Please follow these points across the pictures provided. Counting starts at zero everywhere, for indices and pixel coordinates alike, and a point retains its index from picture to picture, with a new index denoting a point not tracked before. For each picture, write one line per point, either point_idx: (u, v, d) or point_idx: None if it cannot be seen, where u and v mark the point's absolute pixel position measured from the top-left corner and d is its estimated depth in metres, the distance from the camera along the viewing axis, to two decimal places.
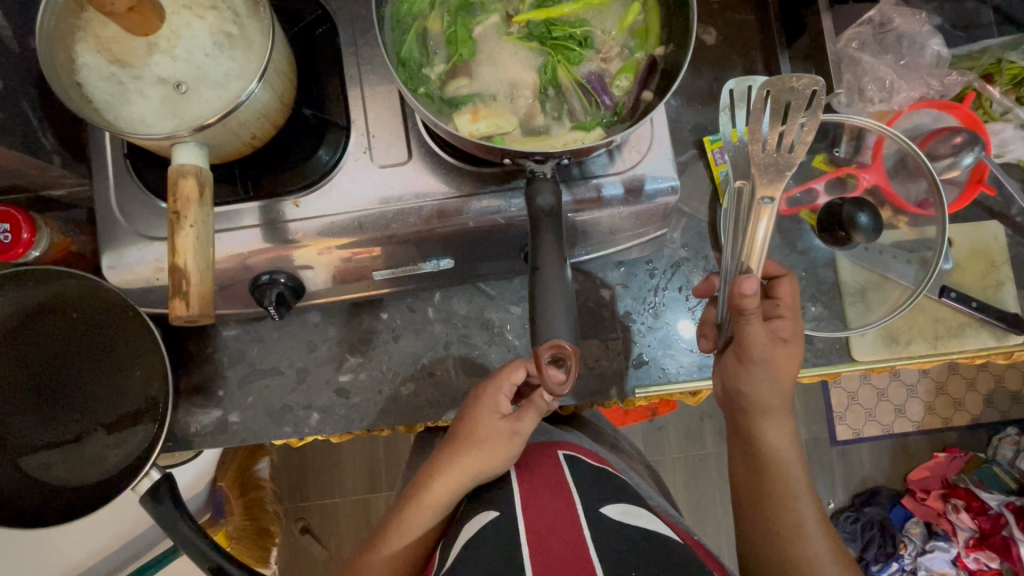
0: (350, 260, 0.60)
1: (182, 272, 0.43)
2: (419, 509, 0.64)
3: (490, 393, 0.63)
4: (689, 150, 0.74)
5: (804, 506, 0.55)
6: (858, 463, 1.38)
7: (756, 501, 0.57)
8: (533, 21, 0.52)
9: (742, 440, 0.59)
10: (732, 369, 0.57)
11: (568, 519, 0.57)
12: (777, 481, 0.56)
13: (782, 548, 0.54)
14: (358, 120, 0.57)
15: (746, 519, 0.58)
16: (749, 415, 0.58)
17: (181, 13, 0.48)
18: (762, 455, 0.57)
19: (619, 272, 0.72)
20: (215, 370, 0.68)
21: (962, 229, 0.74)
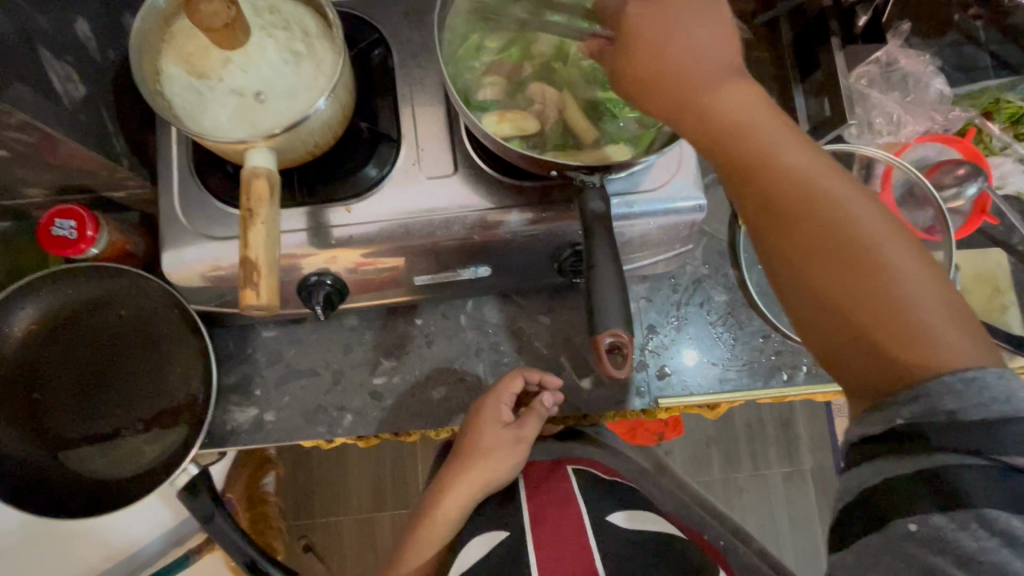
0: (357, 270, 0.63)
1: (253, 264, 0.46)
2: (432, 528, 0.69)
3: (491, 405, 0.66)
4: (710, 174, 0.78)
5: (908, 281, 0.38)
6: None
7: (785, 267, 0.41)
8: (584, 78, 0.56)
9: (721, 143, 0.41)
10: (735, 90, 0.41)
11: (571, 527, 0.69)
12: (862, 242, 0.39)
13: (904, 349, 0.38)
14: (409, 134, 0.61)
15: (855, 355, 0.39)
16: (772, 176, 0.41)
17: (259, 32, 0.53)
18: (831, 223, 0.40)
19: (644, 286, 0.75)
20: (254, 369, 0.70)
21: (966, 256, 0.77)
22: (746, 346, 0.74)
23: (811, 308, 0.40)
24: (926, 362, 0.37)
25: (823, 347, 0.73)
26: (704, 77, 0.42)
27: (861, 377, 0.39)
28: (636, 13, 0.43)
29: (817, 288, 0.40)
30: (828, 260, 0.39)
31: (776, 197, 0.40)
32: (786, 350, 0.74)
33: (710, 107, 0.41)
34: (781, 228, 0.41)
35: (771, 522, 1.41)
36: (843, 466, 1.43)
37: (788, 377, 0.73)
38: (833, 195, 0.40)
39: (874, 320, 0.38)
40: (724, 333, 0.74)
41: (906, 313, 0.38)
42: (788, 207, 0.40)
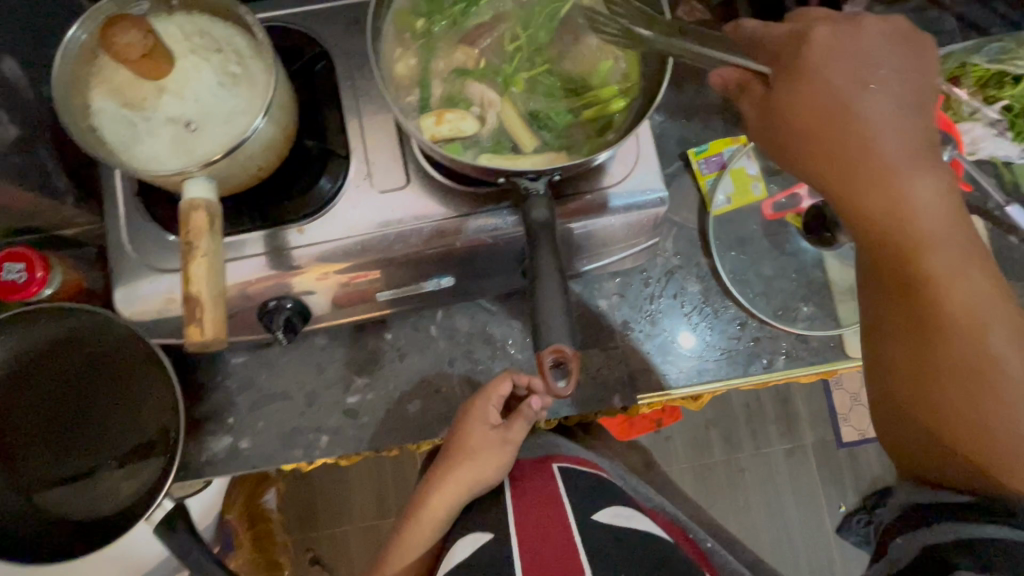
0: (351, 282, 0.62)
1: (195, 301, 0.45)
2: (418, 527, 0.69)
3: (479, 406, 0.65)
4: (675, 162, 0.76)
5: None
6: (866, 464, 1.41)
7: (901, 361, 0.43)
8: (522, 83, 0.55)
9: (892, 247, 0.42)
10: (920, 178, 0.41)
11: (558, 527, 0.64)
12: (995, 370, 0.39)
13: (1008, 475, 0.39)
14: (357, 148, 0.60)
15: (957, 460, 0.41)
16: (931, 282, 0.41)
17: (189, 56, 0.51)
18: (971, 345, 0.40)
19: (615, 282, 0.74)
20: (226, 397, 0.69)
21: None
22: (722, 335, 0.73)
23: (919, 408, 0.42)
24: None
25: (800, 330, 0.72)
26: (887, 169, 0.41)
27: (937, 466, 0.43)
28: (826, 74, 0.42)
29: (932, 392, 0.41)
30: (949, 374, 0.40)
31: (923, 310, 0.41)
32: (763, 336, 0.73)
33: (898, 197, 0.41)
34: (912, 335, 0.42)
35: (774, 501, 1.41)
36: (843, 439, 1.42)
37: (767, 363, 0.72)
38: (978, 321, 0.40)
39: (986, 438, 0.39)
40: (699, 322, 0.73)
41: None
42: (930, 310, 0.41)
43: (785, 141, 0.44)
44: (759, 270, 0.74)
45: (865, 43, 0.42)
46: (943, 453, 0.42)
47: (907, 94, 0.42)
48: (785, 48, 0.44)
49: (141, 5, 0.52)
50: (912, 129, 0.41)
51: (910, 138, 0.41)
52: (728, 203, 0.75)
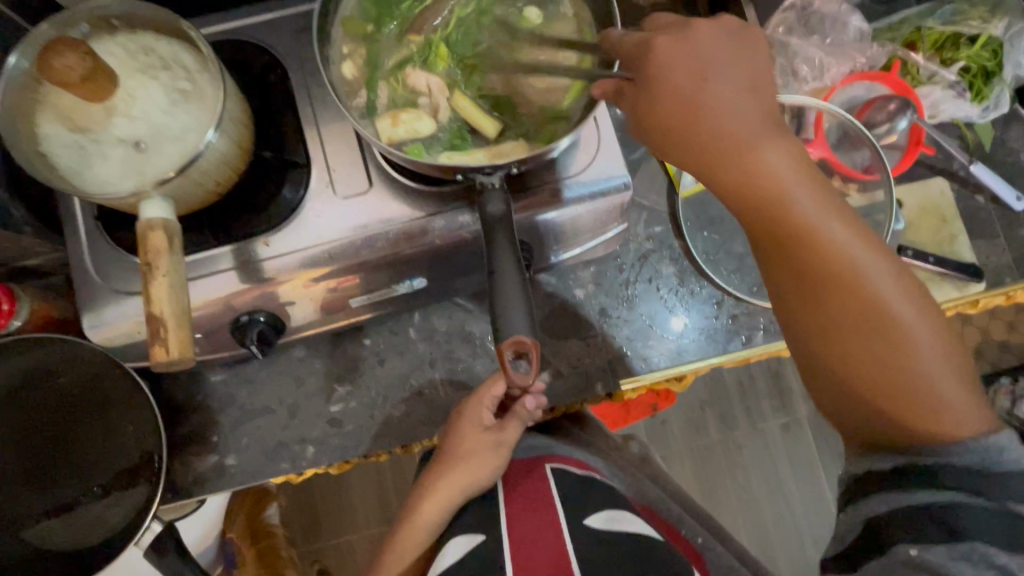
0: (337, 288, 0.61)
1: (159, 320, 0.45)
2: (410, 532, 0.70)
3: (472, 408, 0.65)
4: (641, 147, 0.76)
5: (919, 352, 0.43)
6: None
7: (807, 325, 0.46)
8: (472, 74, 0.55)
9: (774, 216, 0.44)
10: (779, 146, 0.44)
11: (550, 535, 0.65)
12: (876, 310, 0.43)
13: (901, 407, 0.44)
14: (317, 156, 0.59)
15: (851, 408, 0.47)
16: (801, 243, 0.44)
17: (135, 76, 0.51)
18: (864, 296, 0.44)
19: (590, 270, 0.74)
20: (208, 416, 0.69)
21: (908, 190, 0.77)
22: (700, 315, 0.73)
23: (829, 369, 0.46)
24: (931, 410, 0.43)
25: None
26: (743, 144, 0.44)
27: (847, 424, 0.48)
28: (671, 69, 0.44)
29: (822, 343, 0.46)
30: (843, 327, 0.44)
31: (816, 270, 0.44)
32: (741, 313, 0.73)
33: (763, 166, 0.43)
34: (812, 297, 0.45)
35: (774, 476, 1.42)
36: None
37: (745, 339, 0.73)
38: (851, 267, 0.44)
39: (877, 378, 0.44)
40: (676, 305, 0.73)
41: (912, 377, 0.43)
42: (821, 269, 0.44)
43: (666, 134, 0.45)
44: (731, 248, 0.75)
45: (707, 37, 0.44)
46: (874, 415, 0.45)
47: (751, 76, 0.44)
48: (634, 60, 0.45)
49: (80, 28, 0.51)
50: (770, 106, 0.44)
51: (734, 115, 0.43)
52: (696, 183, 0.75)
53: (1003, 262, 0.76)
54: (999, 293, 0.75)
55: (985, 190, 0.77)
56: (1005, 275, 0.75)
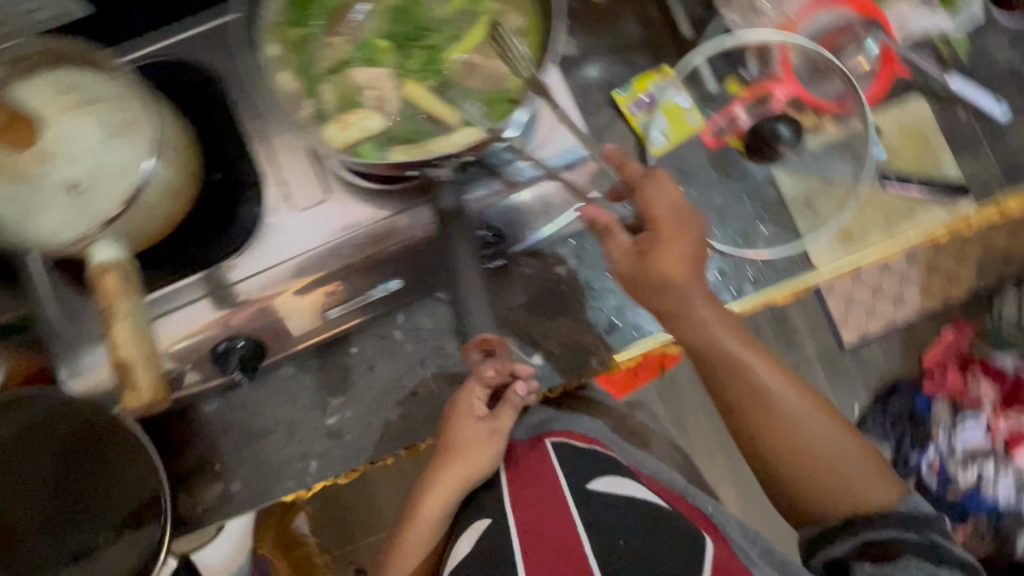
0: (306, 303, 0.60)
1: (128, 366, 0.43)
2: (417, 529, 0.69)
3: (465, 399, 0.64)
4: (605, 110, 0.73)
5: (830, 454, 0.57)
6: (873, 361, 1.45)
7: (749, 436, 0.58)
8: (416, 61, 0.54)
9: (719, 360, 0.56)
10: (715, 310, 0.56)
11: (557, 510, 0.66)
12: (796, 431, 0.57)
13: (824, 497, 0.57)
14: (269, 170, 0.57)
15: (789, 494, 0.59)
16: (739, 377, 0.56)
17: (61, 116, 0.48)
18: (782, 419, 0.56)
19: (569, 245, 0.71)
20: (206, 447, 0.68)
21: (887, 114, 0.73)
22: None
23: (767, 468, 0.59)
24: (852, 495, 0.57)
25: (763, 251, 0.71)
26: (688, 307, 0.55)
27: (788, 505, 0.60)
28: (651, 245, 0.56)
29: (764, 447, 0.58)
30: (771, 439, 0.57)
31: (751, 402, 0.57)
32: (729, 267, 0.71)
33: (707, 331, 0.56)
34: (746, 417, 0.57)
35: None
36: (846, 343, 1.41)
37: (736, 292, 0.71)
38: (775, 403, 0.56)
39: (805, 474, 0.57)
40: None
41: (831, 474, 0.57)
42: (756, 401, 0.56)
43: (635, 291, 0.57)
44: (711, 200, 0.72)
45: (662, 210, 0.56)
46: (807, 489, 0.58)
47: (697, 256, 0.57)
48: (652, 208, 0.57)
49: None
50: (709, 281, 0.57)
51: (693, 283, 0.55)
52: (666, 140, 0.72)
53: (991, 175, 0.73)
54: (988, 206, 0.73)
55: (965, 103, 0.74)
56: (993, 188, 0.73)
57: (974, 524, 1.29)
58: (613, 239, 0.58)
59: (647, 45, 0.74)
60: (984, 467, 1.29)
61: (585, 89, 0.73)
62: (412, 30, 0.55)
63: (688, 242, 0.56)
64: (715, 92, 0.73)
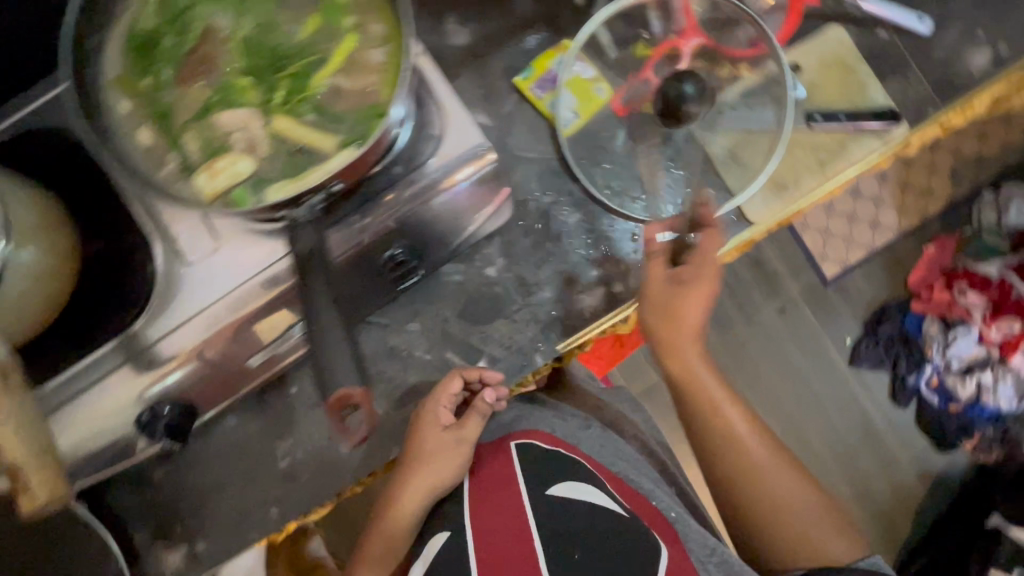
0: (221, 356, 0.58)
1: (21, 467, 0.43)
2: (382, 531, 0.74)
3: (431, 409, 0.66)
4: (509, 97, 0.70)
5: (796, 506, 0.70)
6: (857, 291, 1.40)
7: (721, 467, 0.71)
8: (276, 89, 0.49)
9: (697, 400, 0.68)
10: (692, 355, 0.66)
11: (516, 522, 0.72)
12: (761, 471, 0.69)
13: (781, 528, 0.70)
14: (151, 229, 0.54)
15: (747, 519, 0.71)
16: (716, 411, 0.68)
17: None
18: (750, 456, 0.69)
19: (495, 245, 0.69)
20: (164, 511, 0.67)
21: (804, 50, 0.70)
22: (620, 253, 0.69)
23: (735, 493, 0.71)
24: (810, 539, 0.69)
25: (696, 216, 0.68)
26: (674, 358, 0.66)
27: (751, 529, 0.72)
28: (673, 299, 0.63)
29: (733, 473, 0.70)
30: (737, 474, 0.70)
31: (726, 440, 0.69)
32: None
33: (688, 372, 0.67)
34: (721, 454, 0.70)
35: (784, 360, 1.39)
36: (828, 277, 1.38)
37: None
38: (749, 446, 0.69)
39: (768, 497, 0.70)
40: (593, 253, 0.69)
41: (789, 506, 0.70)
42: (729, 440, 0.69)
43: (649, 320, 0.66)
44: (633, 172, 0.69)
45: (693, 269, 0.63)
46: (774, 533, 0.70)
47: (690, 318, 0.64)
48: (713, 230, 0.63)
49: None
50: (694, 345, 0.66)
51: (683, 338, 0.65)
52: (576, 118, 0.69)
53: (923, 94, 0.70)
54: (931, 123, 0.70)
55: (886, 23, 0.70)
56: (927, 108, 0.70)
57: (981, 435, 1.30)
58: (654, 260, 0.64)
59: (543, 20, 0.70)
60: (981, 377, 1.28)
61: (485, 79, 0.70)
62: (264, 54, 0.50)
63: (700, 298, 0.63)
64: (617, 57, 0.69)
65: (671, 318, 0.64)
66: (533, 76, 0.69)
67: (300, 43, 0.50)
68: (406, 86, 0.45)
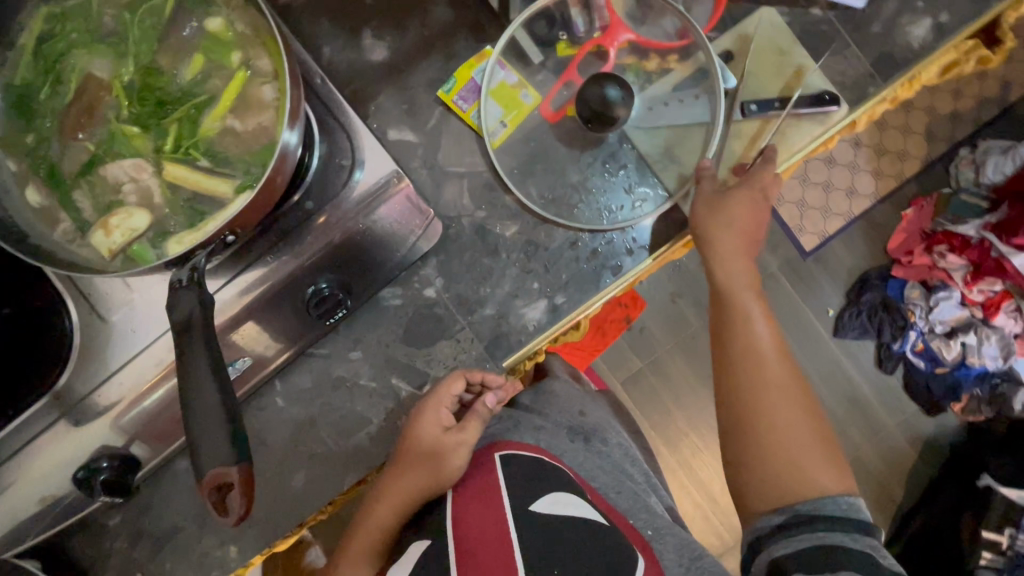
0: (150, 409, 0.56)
1: None
2: (368, 530, 0.73)
3: (432, 408, 0.65)
4: (435, 110, 0.67)
5: (796, 427, 0.62)
6: (836, 261, 1.35)
7: (724, 372, 0.64)
8: (168, 136, 0.48)
9: (722, 303, 0.66)
10: (725, 261, 0.64)
11: (496, 531, 0.68)
12: (767, 383, 0.62)
13: (773, 450, 0.61)
14: (66, 287, 0.55)
15: (738, 437, 0.63)
16: (737, 313, 0.64)
17: None
18: (761, 365, 0.63)
19: (432, 265, 0.67)
20: (122, 558, 0.67)
21: (734, 37, 0.67)
22: (560, 264, 0.67)
23: (732, 399, 0.64)
24: (800, 469, 0.60)
25: (635, 220, 0.66)
26: (724, 255, 0.64)
27: (735, 449, 0.63)
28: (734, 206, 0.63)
29: (733, 379, 0.63)
30: (738, 378, 0.63)
31: (739, 342, 0.64)
32: (601, 245, 0.67)
33: (722, 270, 0.65)
34: (730, 357, 0.64)
35: None
36: (807, 249, 1.34)
37: (614, 271, 0.66)
38: (763, 356, 0.63)
39: (767, 413, 0.62)
40: (531, 267, 0.67)
41: (788, 431, 0.62)
42: (744, 342, 0.64)
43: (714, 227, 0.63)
44: (567, 179, 0.68)
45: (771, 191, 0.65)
46: (761, 457, 0.61)
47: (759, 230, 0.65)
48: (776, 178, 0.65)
49: None
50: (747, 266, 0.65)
51: (731, 239, 0.63)
52: (505, 128, 0.67)
53: (863, 72, 0.67)
54: (878, 102, 0.68)
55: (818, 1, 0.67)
56: (867, 86, 0.67)
57: (969, 396, 1.27)
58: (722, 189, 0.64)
59: (464, 27, 0.67)
60: (966, 339, 1.25)
61: (407, 94, 0.67)
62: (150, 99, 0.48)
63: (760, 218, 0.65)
64: (541, 61, 0.67)
65: (721, 228, 0.63)
66: (456, 88, 0.66)
67: (188, 87, 0.48)
68: (289, 110, 0.44)
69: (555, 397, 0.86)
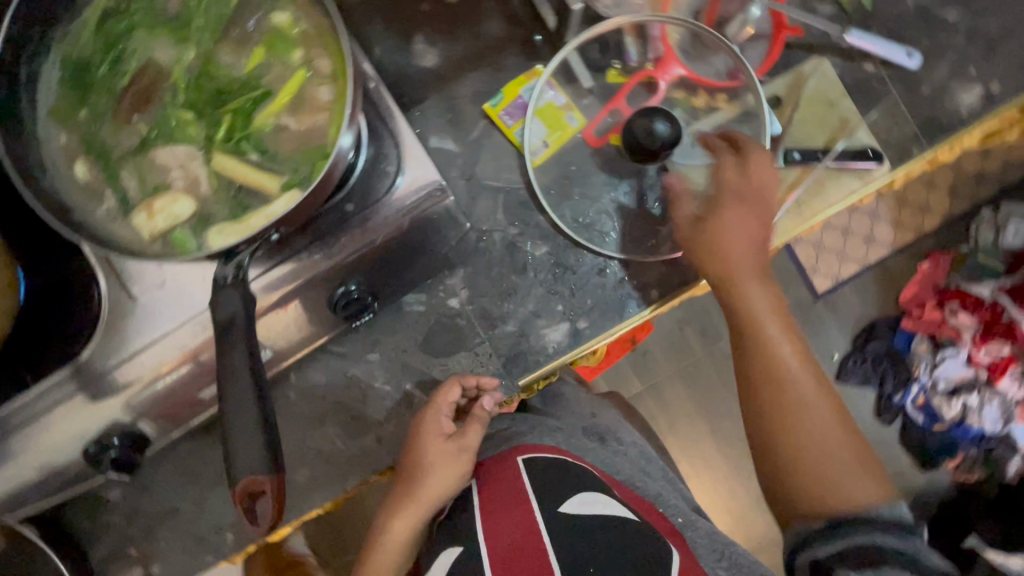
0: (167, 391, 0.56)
1: None
2: (384, 555, 0.71)
3: (432, 419, 0.66)
4: (478, 123, 0.67)
5: (830, 442, 0.58)
6: (849, 307, 1.35)
7: (750, 399, 0.60)
8: (220, 125, 0.48)
9: (740, 325, 0.61)
10: (736, 281, 0.61)
11: (532, 540, 0.68)
12: (795, 403, 0.58)
13: (817, 476, 0.57)
14: (99, 264, 0.54)
15: (772, 462, 0.59)
16: (749, 334, 0.60)
17: None
18: (785, 387, 0.59)
19: (458, 276, 0.67)
20: (118, 533, 0.67)
21: (784, 83, 0.67)
22: (586, 290, 0.67)
23: (763, 426, 0.59)
24: (840, 489, 0.56)
25: (666, 255, 0.66)
26: (733, 279, 0.61)
27: (771, 476, 0.60)
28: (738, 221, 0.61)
29: (760, 404, 0.59)
30: (765, 403, 0.59)
31: (760, 364, 0.60)
32: (629, 275, 0.67)
33: (730, 290, 0.61)
34: (749, 382, 0.60)
35: None
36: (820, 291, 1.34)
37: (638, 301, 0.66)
38: (783, 372, 0.59)
39: (801, 434, 0.58)
40: (557, 289, 0.67)
41: (825, 449, 0.57)
42: (765, 364, 0.59)
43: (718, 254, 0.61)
44: (602, 206, 0.68)
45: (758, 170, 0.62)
46: (797, 485, 0.57)
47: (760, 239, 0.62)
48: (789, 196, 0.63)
49: None
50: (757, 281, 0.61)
51: (739, 255, 0.61)
52: (546, 148, 0.67)
53: (907, 132, 0.67)
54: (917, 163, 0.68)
55: (871, 57, 0.67)
56: (911, 147, 0.67)
57: (964, 455, 1.27)
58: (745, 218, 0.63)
59: (515, 44, 0.68)
60: (968, 399, 1.24)
61: (453, 103, 0.67)
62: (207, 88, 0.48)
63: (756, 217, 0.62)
64: (590, 86, 0.68)
65: (724, 248, 0.61)
66: (502, 103, 0.67)
67: (246, 79, 0.48)
68: (349, 114, 0.43)
69: (565, 401, 0.88)
